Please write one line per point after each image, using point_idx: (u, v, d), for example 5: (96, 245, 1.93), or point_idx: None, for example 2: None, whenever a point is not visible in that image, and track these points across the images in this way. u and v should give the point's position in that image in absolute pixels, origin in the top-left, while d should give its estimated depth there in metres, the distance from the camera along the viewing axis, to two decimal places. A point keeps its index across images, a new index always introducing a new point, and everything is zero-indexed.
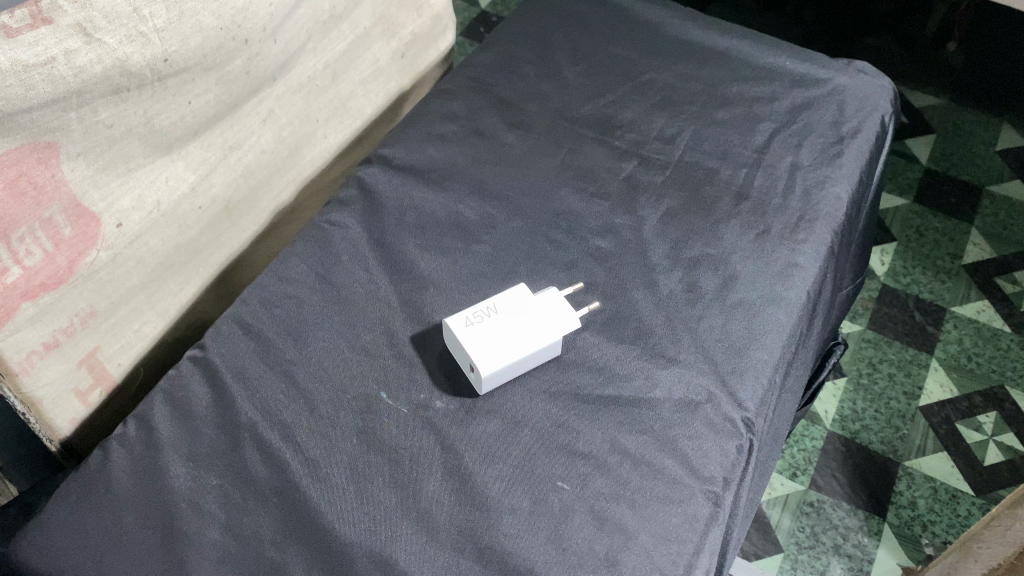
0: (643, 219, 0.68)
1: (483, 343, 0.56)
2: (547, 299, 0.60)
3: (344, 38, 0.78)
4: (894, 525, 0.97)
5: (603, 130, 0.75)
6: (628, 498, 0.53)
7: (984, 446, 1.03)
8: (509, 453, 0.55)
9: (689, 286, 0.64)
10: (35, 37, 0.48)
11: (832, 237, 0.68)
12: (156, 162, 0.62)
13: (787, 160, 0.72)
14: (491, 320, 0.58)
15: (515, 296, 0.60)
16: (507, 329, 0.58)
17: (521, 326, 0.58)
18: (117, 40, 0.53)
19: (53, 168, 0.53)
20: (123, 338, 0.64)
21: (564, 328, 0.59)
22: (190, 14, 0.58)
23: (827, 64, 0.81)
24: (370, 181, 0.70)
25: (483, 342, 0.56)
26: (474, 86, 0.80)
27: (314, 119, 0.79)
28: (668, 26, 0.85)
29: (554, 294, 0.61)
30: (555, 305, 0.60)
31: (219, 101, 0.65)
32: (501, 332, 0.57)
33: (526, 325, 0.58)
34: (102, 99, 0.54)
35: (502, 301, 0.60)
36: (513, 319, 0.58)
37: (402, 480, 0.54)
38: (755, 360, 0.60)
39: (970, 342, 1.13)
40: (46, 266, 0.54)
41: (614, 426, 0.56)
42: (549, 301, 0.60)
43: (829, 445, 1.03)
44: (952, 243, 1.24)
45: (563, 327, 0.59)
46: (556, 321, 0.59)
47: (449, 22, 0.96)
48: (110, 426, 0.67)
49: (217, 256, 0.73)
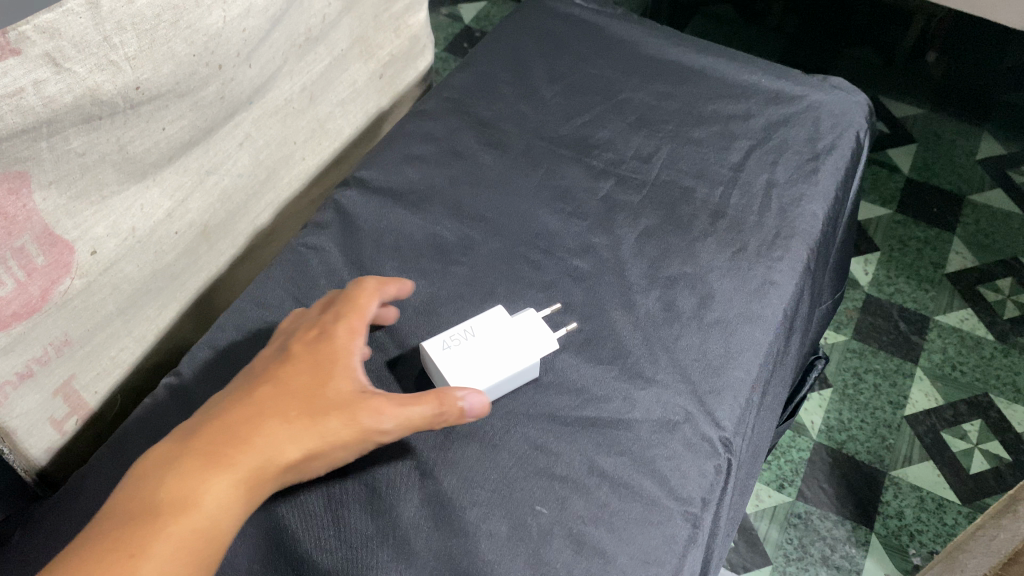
0: (621, 238, 0.68)
1: (456, 369, 0.56)
2: (525, 321, 0.59)
3: (321, 60, 0.78)
4: (880, 536, 0.97)
5: (580, 149, 0.75)
6: (606, 521, 0.53)
7: (968, 455, 1.04)
8: (487, 477, 0.55)
9: (667, 305, 0.64)
10: (3, 68, 0.47)
11: (809, 253, 0.69)
12: (131, 189, 0.62)
13: (763, 177, 0.73)
14: (467, 344, 0.58)
15: (493, 319, 0.59)
16: (483, 354, 0.57)
17: (496, 349, 0.57)
18: (87, 69, 0.53)
19: (24, 198, 0.52)
20: (99, 365, 0.64)
21: (541, 349, 0.58)
22: (162, 42, 0.58)
23: (802, 81, 0.82)
24: (348, 204, 0.70)
25: (456, 368, 0.56)
26: (451, 106, 0.80)
27: (291, 142, 0.79)
28: (644, 44, 0.86)
29: (533, 316, 0.60)
30: (533, 327, 0.59)
31: (193, 126, 0.65)
32: (475, 357, 0.57)
33: (502, 348, 0.57)
34: (73, 128, 0.54)
35: (479, 323, 0.59)
36: (491, 342, 0.58)
37: (381, 506, 0.53)
38: (732, 379, 0.60)
39: (954, 351, 1.13)
40: (19, 296, 0.54)
41: (593, 447, 0.56)
42: (528, 324, 0.59)
43: (814, 456, 1.03)
44: (934, 252, 1.24)
45: (540, 349, 0.58)
46: (533, 343, 0.58)
47: (427, 42, 0.97)
48: (85, 455, 0.66)
49: (194, 281, 0.72)
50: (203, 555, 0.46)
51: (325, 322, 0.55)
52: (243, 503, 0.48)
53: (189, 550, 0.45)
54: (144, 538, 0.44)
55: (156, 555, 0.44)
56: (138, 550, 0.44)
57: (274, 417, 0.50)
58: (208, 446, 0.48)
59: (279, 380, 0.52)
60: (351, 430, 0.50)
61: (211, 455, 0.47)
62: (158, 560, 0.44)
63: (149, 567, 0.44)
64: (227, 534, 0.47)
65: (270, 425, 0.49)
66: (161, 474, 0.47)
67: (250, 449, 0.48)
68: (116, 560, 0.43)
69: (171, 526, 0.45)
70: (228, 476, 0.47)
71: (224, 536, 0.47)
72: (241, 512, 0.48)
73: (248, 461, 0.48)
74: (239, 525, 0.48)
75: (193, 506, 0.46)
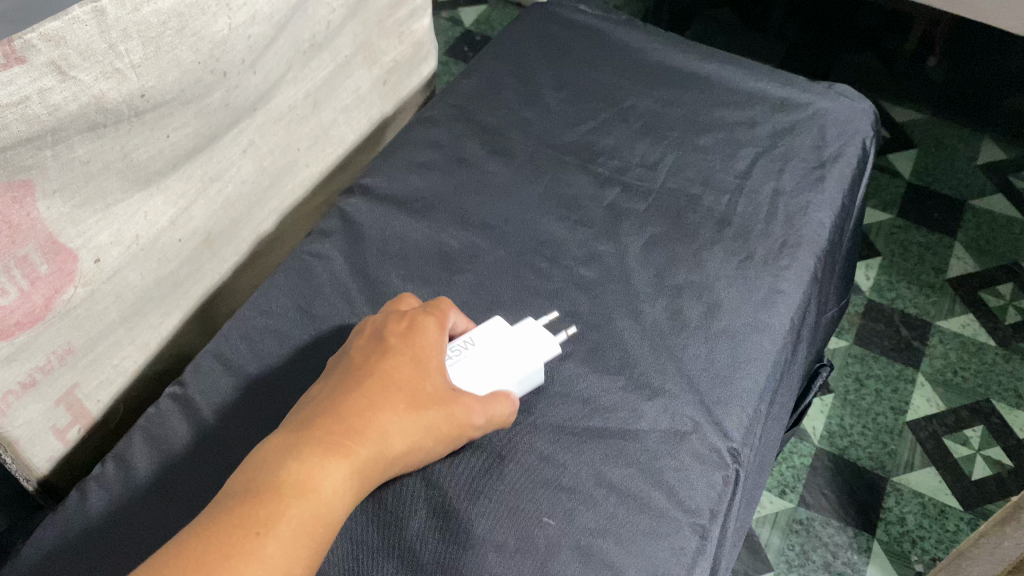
0: (627, 246, 0.68)
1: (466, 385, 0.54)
2: (523, 330, 0.58)
3: (325, 66, 0.78)
4: (882, 542, 0.96)
5: (585, 156, 0.75)
6: (614, 533, 0.53)
7: (971, 461, 1.03)
8: (494, 488, 0.54)
9: (674, 313, 0.63)
10: (8, 77, 0.47)
11: (815, 262, 0.68)
12: (135, 197, 0.61)
13: (769, 185, 0.72)
14: (467, 354, 0.56)
15: (492, 330, 0.58)
16: (483, 366, 0.55)
17: (495, 360, 0.56)
18: (92, 77, 0.52)
19: (28, 207, 0.52)
20: (102, 373, 0.64)
21: (541, 362, 0.58)
22: (168, 49, 0.57)
23: (807, 88, 0.82)
24: (353, 212, 0.70)
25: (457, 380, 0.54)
26: (455, 113, 0.79)
27: (295, 148, 0.78)
28: (649, 51, 0.85)
29: (532, 325, 0.59)
30: (532, 337, 0.58)
31: (197, 134, 0.64)
32: (476, 369, 0.55)
33: (502, 360, 0.56)
34: (77, 136, 0.53)
35: (478, 334, 0.57)
36: (490, 355, 0.56)
37: (386, 518, 0.53)
38: (740, 389, 0.60)
39: (955, 356, 1.13)
40: (22, 305, 0.53)
41: (600, 458, 0.56)
42: (527, 334, 0.58)
43: (817, 462, 1.03)
44: (935, 258, 1.24)
45: (540, 363, 0.57)
46: (533, 355, 0.57)
47: (431, 48, 0.97)
48: (88, 465, 0.66)
49: (197, 288, 0.72)
50: (323, 541, 0.44)
51: (415, 320, 0.55)
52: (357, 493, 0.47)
53: (313, 535, 0.43)
54: (273, 520, 0.42)
55: (285, 538, 0.42)
56: (269, 530, 0.42)
57: (385, 407, 0.49)
58: (324, 433, 0.46)
59: (384, 370, 0.51)
60: (447, 429, 0.51)
61: (331, 442, 0.46)
62: (286, 542, 0.42)
63: (279, 549, 0.41)
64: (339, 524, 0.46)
65: (382, 414, 0.48)
66: (281, 458, 0.45)
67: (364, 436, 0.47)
68: (249, 542, 0.41)
69: (300, 509, 0.43)
70: (349, 462, 0.46)
71: (336, 525, 0.45)
72: (354, 501, 0.46)
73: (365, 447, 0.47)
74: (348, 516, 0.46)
75: (318, 490, 0.44)
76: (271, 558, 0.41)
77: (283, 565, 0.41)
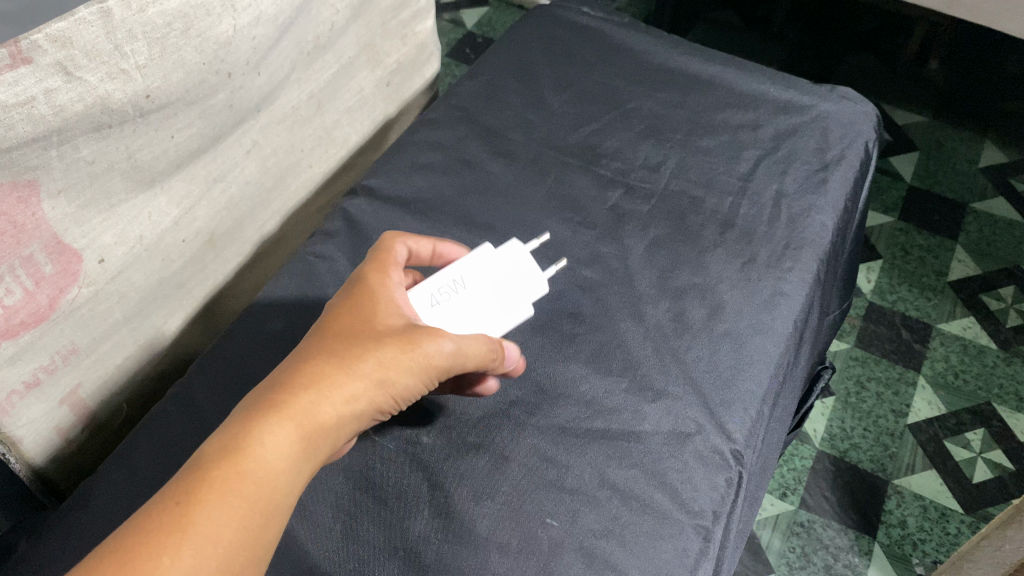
0: (630, 248, 0.68)
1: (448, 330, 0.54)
2: (510, 253, 0.58)
3: (328, 67, 0.78)
4: (883, 545, 0.96)
5: (588, 158, 0.75)
6: (618, 535, 0.53)
7: (971, 464, 1.03)
8: (498, 489, 0.55)
9: (677, 315, 0.63)
10: (14, 77, 0.47)
11: (818, 264, 0.69)
12: (139, 197, 0.61)
13: (772, 187, 0.73)
14: (457, 298, 0.55)
15: (479, 261, 0.57)
16: (474, 308, 0.55)
17: (486, 298, 0.56)
18: (98, 78, 0.52)
19: (33, 207, 0.52)
20: (106, 373, 0.64)
21: (535, 282, 0.57)
22: (173, 50, 0.57)
23: (810, 91, 0.82)
24: (356, 213, 0.71)
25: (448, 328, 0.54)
26: (459, 114, 0.80)
27: (298, 149, 0.78)
28: (651, 52, 0.86)
29: (518, 245, 0.58)
30: (521, 259, 0.58)
31: (202, 134, 0.64)
32: (467, 313, 0.55)
33: (490, 303, 0.56)
34: (83, 137, 0.53)
35: (465, 269, 0.57)
36: (481, 292, 0.56)
37: (390, 519, 0.54)
38: (742, 391, 0.60)
39: (956, 359, 1.12)
40: (27, 304, 0.53)
41: (603, 460, 0.56)
42: (515, 255, 0.58)
43: (818, 464, 1.03)
44: (937, 260, 1.23)
45: (533, 283, 0.57)
46: (524, 277, 0.57)
47: (434, 50, 0.97)
48: (91, 465, 0.66)
49: (201, 289, 0.72)
50: (262, 498, 0.42)
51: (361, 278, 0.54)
52: (304, 448, 0.45)
53: (248, 494, 0.42)
54: (196, 486, 0.41)
55: (210, 501, 0.41)
56: (192, 497, 0.41)
57: (322, 361, 0.47)
58: (259, 397, 0.46)
59: (325, 331, 0.50)
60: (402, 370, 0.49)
61: (263, 402, 0.45)
62: (212, 505, 0.41)
63: (204, 513, 0.40)
64: (289, 481, 0.44)
65: (318, 367, 0.47)
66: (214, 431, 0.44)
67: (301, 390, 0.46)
68: (171, 512, 0.40)
69: (227, 470, 0.42)
70: (282, 415, 0.44)
71: (286, 480, 0.44)
72: (304, 456, 0.45)
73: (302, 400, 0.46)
74: (302, 476, 0.45)
75: (248, 448, 0.43)
76: (197, 525, 0.40)
77: (210, 528, 0.40)
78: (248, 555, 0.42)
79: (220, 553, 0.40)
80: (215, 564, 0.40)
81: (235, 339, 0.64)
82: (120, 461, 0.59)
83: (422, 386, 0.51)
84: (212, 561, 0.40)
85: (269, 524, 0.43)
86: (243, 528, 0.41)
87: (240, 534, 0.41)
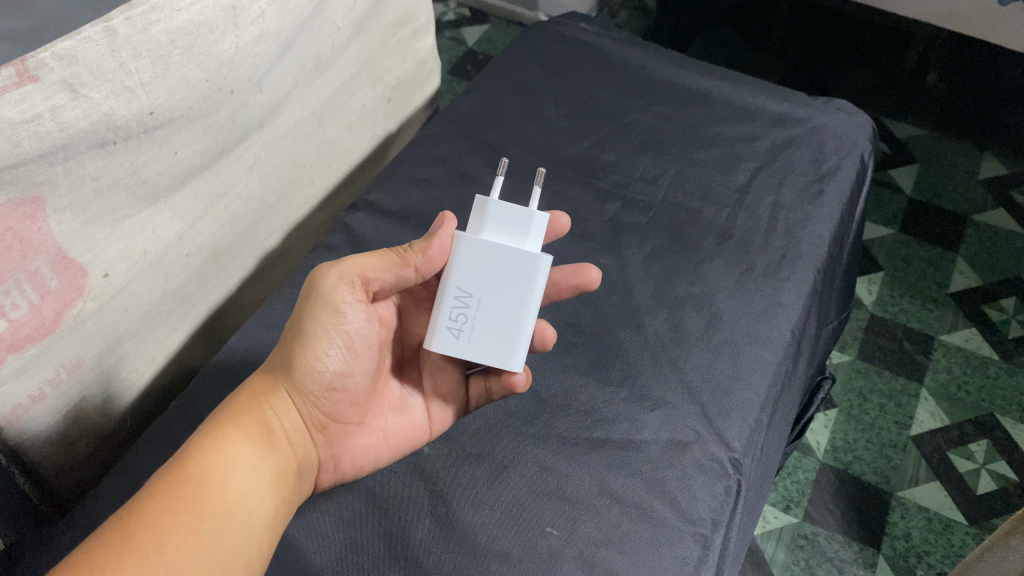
0: (628, 259, 0.69)
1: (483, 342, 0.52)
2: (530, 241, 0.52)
3: (330, 85, 0.79)
4: (888, 557, 0.94)
5: (587, 172, 0.76)
6: (617, 543, 0.54)
7: (975, 475, 1.01)
8: (498, 498, 0.55)
9: (674, 325, 0.64)
10: (21, 95, 0.48)
11: (815, 274, 0.69)
12: (143, 213, 0.61)
13: (769, 199, 0.73)
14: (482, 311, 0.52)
15: (526, 280, 0.52)
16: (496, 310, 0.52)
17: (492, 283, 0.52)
18: (103, 95, 0.53)
19: (40, 222, 0.52)
20: (110, 387, 0.64)
21: (474, 215, 0.52)
22: (176, 68, 0.59)
23: (806, 104, 0.83)
24: (358, 226, 0.72)
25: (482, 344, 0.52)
26: (459, 130, 0.81)
27: (300, 165, 0.79)
28: (649, 67, 0.86)
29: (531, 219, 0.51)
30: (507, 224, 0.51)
31: (205, 150, 0.65)
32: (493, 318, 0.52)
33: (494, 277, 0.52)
34: (88, 152, 0.54)
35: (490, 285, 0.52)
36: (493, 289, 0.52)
37: (391, 528, 0.54)
38: (740, 400, 0.61)
39: (958, 370, 1.10)
40: (32, 318, 0.54)
41: (602, 468, 0.57)
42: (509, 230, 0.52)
43: (821, 477, 1.01)
44: (938, 272, 1.21)
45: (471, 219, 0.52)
46: (485, 234, 0.52)
47: (434, 67, 0.98)
48: (94, 475, 0.67)
49: (205, 303, 0.73)
50: (199, 490, 0.47)
51: None
52: (239, 448, 0.50)
53: (186, 498, 0.47)
54: (138, 505, 0.46)
55: (149, 514, 0.46)
56: (133, 512, 0.46)
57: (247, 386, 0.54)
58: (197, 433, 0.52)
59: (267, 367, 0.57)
60: (310, 340, 0.52)
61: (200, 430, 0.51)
62: (152, 514, 0.46)
63: (143, 523, 0.45)
64: (228, 475, 0.49)
65: (242, 391, 0.53)
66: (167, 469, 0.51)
67: (229, 406, 0.52)
68: (112, 529, 0.45)
69: (162, 485, 0.47)
70: (213, 430, 0.50)
71: (224, 474, 0.48)
72: (238, 451, 0.50)
73: (228, 413, 0.52)
74: (244, 471, 0.49)
75: (183, 461, 0.48)
76: (134, 524, 0.45)
77: (149, 528, 0.45)
78: (201, 553, 0.46)
79: (164, 557, 0.44)
80: (162, 567, 0.44)
81: (239, 353, 0.65)
82: (124, 474, 0.59)
83: (343, 339, 0.52)
84: (159, 564, 0.44)
85: (216, 512, 0.47)
86: (186, 529, 0.46)
87: (183, 535, 0.46)
